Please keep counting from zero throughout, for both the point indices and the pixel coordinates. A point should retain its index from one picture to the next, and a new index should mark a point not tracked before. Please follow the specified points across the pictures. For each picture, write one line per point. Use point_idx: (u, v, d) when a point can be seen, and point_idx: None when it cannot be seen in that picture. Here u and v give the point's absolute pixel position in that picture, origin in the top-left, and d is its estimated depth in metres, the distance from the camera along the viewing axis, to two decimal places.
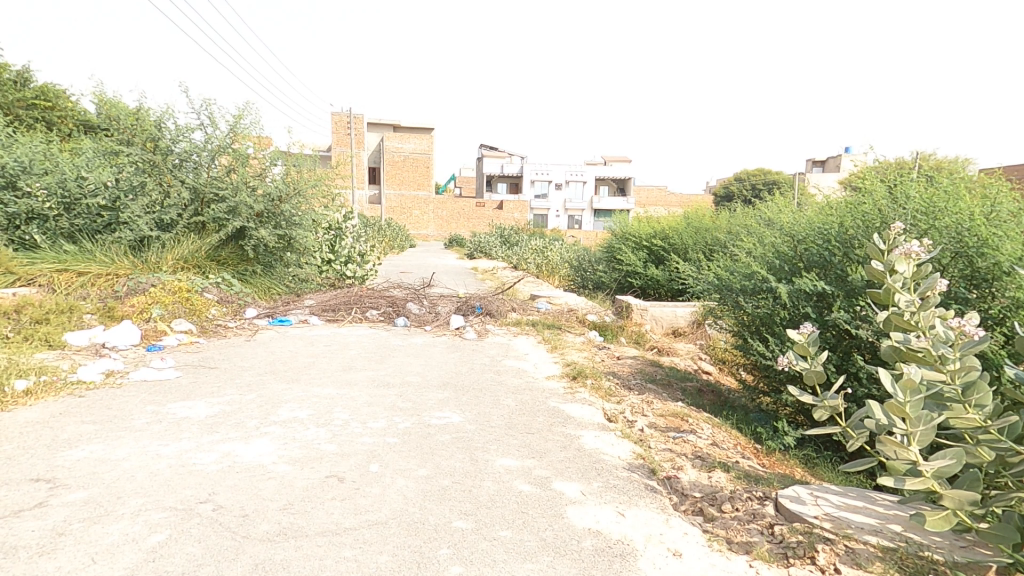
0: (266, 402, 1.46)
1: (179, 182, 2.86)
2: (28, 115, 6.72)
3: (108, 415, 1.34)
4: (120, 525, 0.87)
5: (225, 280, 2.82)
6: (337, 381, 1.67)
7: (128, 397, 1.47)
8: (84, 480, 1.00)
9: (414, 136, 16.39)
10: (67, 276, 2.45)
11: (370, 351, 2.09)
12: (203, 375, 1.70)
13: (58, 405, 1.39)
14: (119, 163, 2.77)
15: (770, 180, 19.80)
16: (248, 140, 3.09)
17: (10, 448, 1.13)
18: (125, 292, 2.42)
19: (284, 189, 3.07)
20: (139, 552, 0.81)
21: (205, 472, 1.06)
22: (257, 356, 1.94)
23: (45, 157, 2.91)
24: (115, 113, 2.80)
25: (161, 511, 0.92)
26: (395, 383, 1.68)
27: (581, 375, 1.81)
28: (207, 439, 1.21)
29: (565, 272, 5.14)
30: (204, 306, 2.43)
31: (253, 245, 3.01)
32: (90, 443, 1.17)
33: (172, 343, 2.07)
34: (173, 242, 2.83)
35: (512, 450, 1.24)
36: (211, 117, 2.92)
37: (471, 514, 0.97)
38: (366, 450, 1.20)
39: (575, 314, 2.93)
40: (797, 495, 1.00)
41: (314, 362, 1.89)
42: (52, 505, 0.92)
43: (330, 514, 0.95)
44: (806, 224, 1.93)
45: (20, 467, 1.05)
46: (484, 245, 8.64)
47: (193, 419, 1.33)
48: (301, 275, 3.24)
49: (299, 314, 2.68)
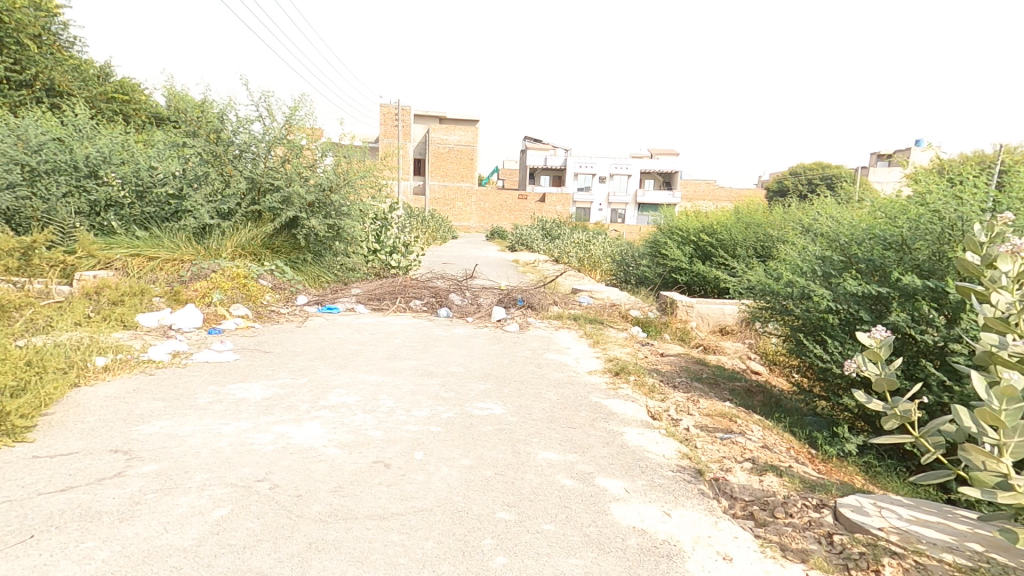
0: (317, 387, 1.51)
1: (238, 172, 2.96)
2: (108, 108, 6.99)
3: (175, 393, 1.41)
4: (188, 498, 0.92)
5: (279, 268, 2.92)
6: (382, 369, 1.71)
7: (192, 377, 1.55)
8: (156, 454, 1.06)
9: (459, 127, 16.54)
10: (139, 261, 2.59)
11: (414, 340, 2.13)
12: (259, 358, 1.77)
13: (131, 382, 1.48)
14: (184, 153, 2.88)
15: (829, 175, 18.81)
16: (301, 130, 3.17)
17: (92, 420, 1.21)
18: (189, 277, 2.54)
19: (335, 180, 3.15)
20: (205, 524, 0.86)
21: (262, 452, 1.11)
22: (308, 343, 2.01)
23: (122, 149, 3.09)
24: (182, 106, 2.92)
25: (223, 486, 0.96)
26: (439, 372, 1.71)
27: (623, 371, 1.80)
28: (263, 421, 1.26)
29: (607, 267, 5.09)
30: (259, 292, 2.53)
31: (305, 234, 3.10)
32: (160, 419, 1.24)
33: (230, 327, 2.17)
34: (232, 230, 2.94)
35: (554, 444, 1.24)
36: (269, 109, 3.00)
37: (514, 505, 0.98)
38: (416, 437, 1.23)
39: (618, 308, 2.89)
40: (859, 505, 0.97)
41: (360, 350, 1.94)
42: (129, 475, 0.98)
43: (376, 499, 0.97)
44: (858, 224, 1.84)
45: (101, 437, 1.13)
46: (525, 238, 8.65)
47: (250, 400, 1.39)
48: (349, 265, 3.31)
49: (346, 302, 2.75)
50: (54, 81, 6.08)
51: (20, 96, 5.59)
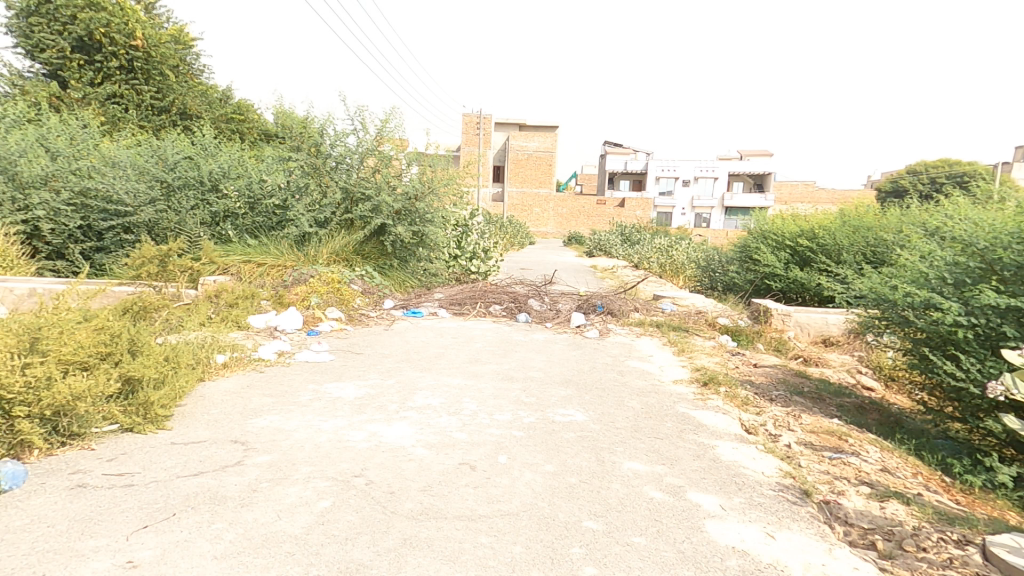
0: (404, 388, 1.56)
1: (334, 182, 3.19)
2: (228, 128, 7.31)
3: (281, 390, 1.52)
4: (296, 488, 0.99)
5: (368, 273, 3.10)
6: (464, 373, 1.74)
7: (295, 375, 1.66)
8: (267, 445, 1.15)
9: (537, 134, 16.81)
10: (250, 267, 2.83)
11: (493, 344, 2.17)
12: (352, 359, 1.87)
13: (245, 378, 1.61)
14: (290, 167, 3.14)
15: (959, 172, 16.80)
16: (391, 142, 3.34)
17: (216, 412, 1.34)
18: (291, 281, 2.74)
19: (420, 188, 3.28)
20: (312, 514, 0.91)
21: (357, 449, 1.15)
22: (394, 345, 2.10)
23: (239, 164, 3.41)
24: (289, 122, 3.20)
25: (326, 479, 1.02)
26: (516, 373, 1.74)
27: (712, 382, 1.71)
28: (357, 419, 1.32)
29: (691, 273, 4.92)
30: (351, 296, 2.68)
31: (392, 240, 3.25)
32: (269, 414, 1.33)
33: (326, 329, 2.31)
34: (327, 237, 3.15)
35: (639, 454, 1.20)
36: (363, 122, 3.17)
37: (601, 515, 0.95)
38: (502, 440, 1.24)
39: (703, 316, 2.77)
40: (1015, 546, 0.86)
41: (443, 353, 1.99)
42: (247, 464, 1.07)
43: (464, 500, 0.98)
44: (1002, 227, 1.64)
45: (222, 428, 1.23)
46: (604, 242, 8.60)
47: (345, 398, 1.46)
48: (431, 270, 3.47)
49: (429, 306, 2.85)
50: (187, 105, 6.55)
51: (161, 120, 6.20)
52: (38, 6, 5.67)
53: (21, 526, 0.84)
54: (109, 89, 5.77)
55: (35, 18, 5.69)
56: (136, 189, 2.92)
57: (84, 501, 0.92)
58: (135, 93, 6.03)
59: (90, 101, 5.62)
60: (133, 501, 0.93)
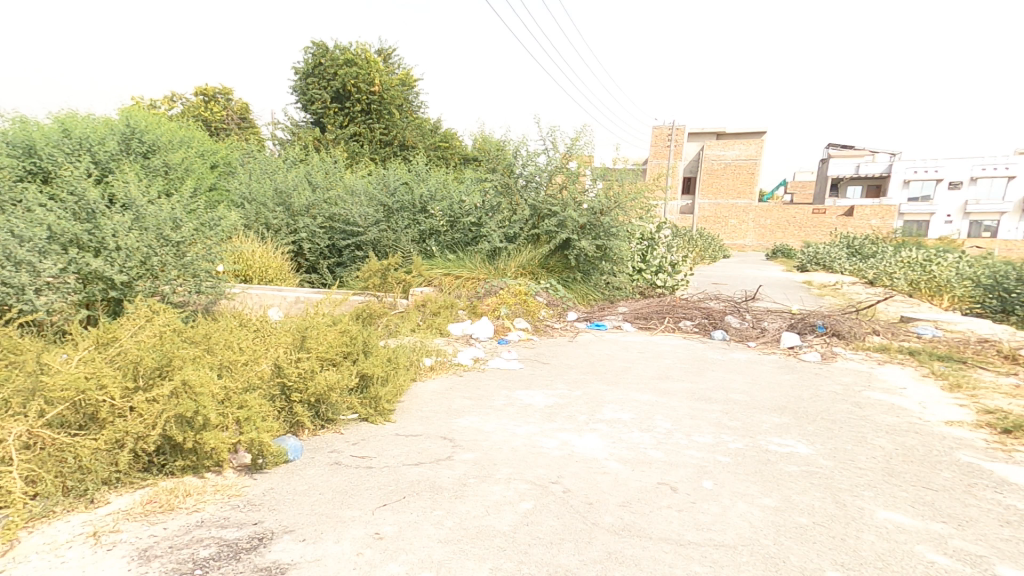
0: (591, 400, 1.58)
1: (523, 200, 3.44)
2: (438, 153, 8.74)
3: (478, 393, 1.67)
4: (499, 487, 1.06)
5: (552, 287, 3.22)
6: (654, 389, 1.70)
7: (490, 380, 1.81)
8: (471, 444, 1.28)
9: (743, 143, 17.11)
10: (448, 279, 3.18)
11: (685, 362, 2.08)
12: (539, 367, 1.97)
13: (448, 380, 1.83)
14: (485, 187, 3.52)
15: None
16: (579, 158, 3.51)
17: (428, 411, 1.56)
18: (482, 292, 2.98)
19: (605, 203, 3.36)
20: (516, 514, 0.97)
21: (550, 455, 1.19)
22: (579, 356, 2.15)
23: (443, 188, 3.92)
24: (486, 147, 3.59)
25: (525, 482, 1.07)
26: (715, 405, 1.54)
27: (1019, 428, 1.38)
28: (548, 426, 1.37)
29: (960, 293, 4.36)
30: (536, 308, 2.81)
31: (575, 254, 3.37)
32: (469, 415, 1.48)
33: (514, 338, 2.48)
34: (515, 251, 3.40)
35: (900, 504, 1.02)
36: (554, 142, 3.43)
37: (851, 569, 0.82)
38: (699, 464, 1.16)
39: (995, 346, 2.36)
40: None
41: (630, 367, 1.99)
42: (456, 460, 1.21)
43: (669, 522, 0.94)
44: None
45: (434, 426, 1.42)
46: (821, 256, 7.87)
47: (536, 405, 1.53)
48: (615, 284, 3.51)
49: (613, 319, 2.90)
50: (405, 138, 8.11)
51: (385, 152, 7.86)
52: (315, 69, 7.90)
53: (305, 489, 1.23)
54: (353, 130, 7.72)
55: (310, 77, 7.93)
56: (367, 213, 3.59)
57: (341, 476, 1.25)
58: (370, 132, 7.84)
59: (338, 141, 7.66)
60: (375, 481, 1.19)
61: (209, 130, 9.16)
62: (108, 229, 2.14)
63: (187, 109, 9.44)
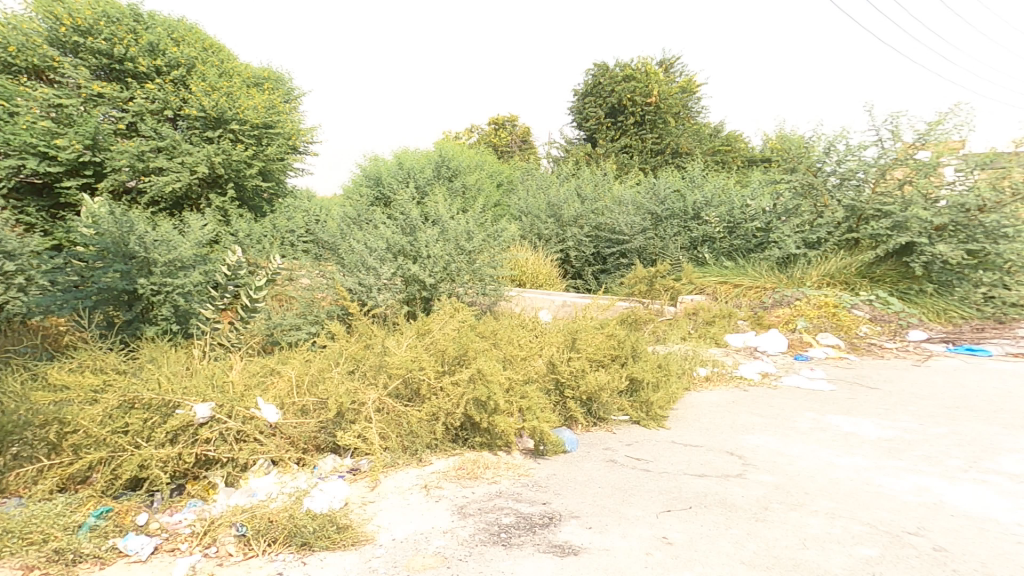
0: (935, 442, 1.93)
1: (834, 201, 4.20)
2: (717, 156, 9.20)
3: (772, 413, 2.21)
4: (818, 520, 1.37)
5: (880, 300, 3.82)
6: (1005, 434, 2.01)
7: (783, 400, 2.39)
8: (768, 467, 1.69)
9: None
10: (727, 287, 4.05)
11: (988, 402, 2.40)
12: (861, 394, 2.49)
13: (731, 394, 2.47)
14: (780, 189, 4.35)
15: None
16: (938, 146, 3.98)
17: (720, 422, 2.10)
18: (771, 302, 3.79)
19: (983, 201, 3.74)
20: (851, 556, 1.22)
21: (905, 500, 1.49)
22: (917, 384, 2.67)
23: (723, 191, 4.76)
24: (788, 146, 4.37)
25: (855, 524, 1.36)
26: (1020, 493, 1.55)
27: None
28: (885, 463, 1.73)
29: None
30: (849, 323, 3.50)
31: (925, 259, 3.89)
32: (766, 437, 1.95)
33: (817, 355, 3.16)
34: (815, 258, 4.21)
35: None
36: (896, 126, 4.04)
37: None
38: (983, 540, 1.30)
39: None
40: None
41: (982, 403, 2.38)
42: (754, 482, 1.59)
43: None
44: None
45: (729, 440, 1.91)
46: None
47: (864, 437, 1.97)
48: (1007, 298, 3.84)
49: (995, 347, 3.32)
50: (678, 145, 8.82)
51: (655, 160, 8.71)
52: (593, 89, 9.35)
53: (581, 480, 1.64)
54: (624, 143, 8.84)
55: (589, 97, 9.42)
56: (632, 223, 4.69)
57: (618, 473, 1.67)
58: (641, 142, 8.83)
59: (608, 153, 8.94)
60: (654, 485, 1.58)
61: (494, 151, 12.01)
62: (422, 242, 3.08)
63: (477, 130, 12.73)
